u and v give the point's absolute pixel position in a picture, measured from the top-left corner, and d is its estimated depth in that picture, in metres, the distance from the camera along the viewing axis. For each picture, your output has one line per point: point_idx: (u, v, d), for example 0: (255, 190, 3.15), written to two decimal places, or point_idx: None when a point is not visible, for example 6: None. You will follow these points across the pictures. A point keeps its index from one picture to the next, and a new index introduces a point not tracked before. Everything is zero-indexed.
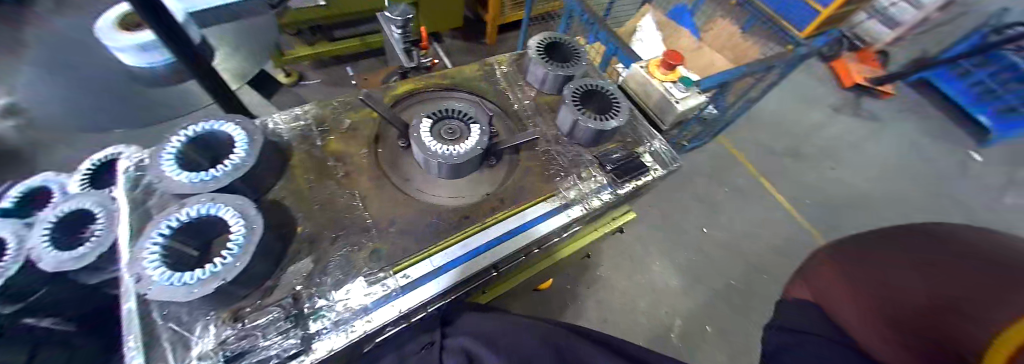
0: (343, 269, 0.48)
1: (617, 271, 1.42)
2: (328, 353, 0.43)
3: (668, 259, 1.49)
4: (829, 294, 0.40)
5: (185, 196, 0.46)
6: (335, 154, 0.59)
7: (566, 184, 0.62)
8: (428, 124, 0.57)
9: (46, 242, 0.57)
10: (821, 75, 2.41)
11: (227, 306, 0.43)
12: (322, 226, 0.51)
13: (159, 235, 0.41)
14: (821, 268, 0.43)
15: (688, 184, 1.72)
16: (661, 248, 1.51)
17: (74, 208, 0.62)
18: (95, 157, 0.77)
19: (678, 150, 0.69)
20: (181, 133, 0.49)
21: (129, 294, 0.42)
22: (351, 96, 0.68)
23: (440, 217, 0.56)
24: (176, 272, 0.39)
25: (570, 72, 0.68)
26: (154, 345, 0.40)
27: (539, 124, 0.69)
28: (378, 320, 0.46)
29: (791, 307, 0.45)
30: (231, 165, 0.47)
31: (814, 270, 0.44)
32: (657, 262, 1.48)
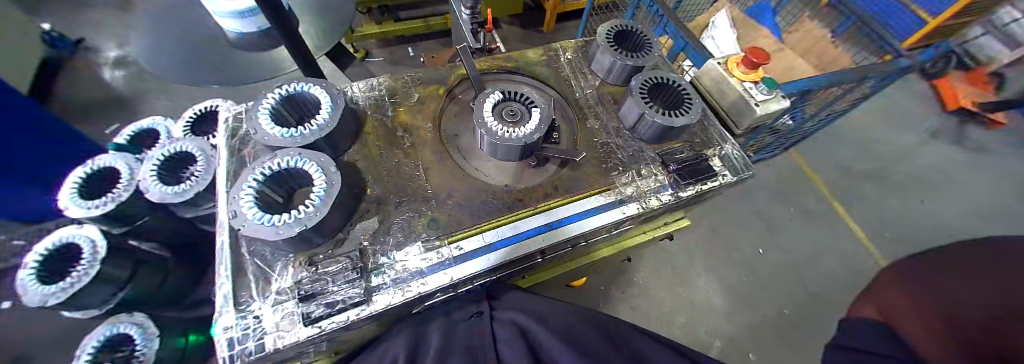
0: (404, 231, 0.51)
1: (653, 279, 1.37)
2: (386, 307, 0.45)
3: (710, 276, 1.40)
4: (898, 314, 0.36)
5: (277, 148, 0.50)
6: (403, 125, 0.61)
7: (623, 180, 0.60)
8: (493, 104, 0.57)
9: (155, 177, 0.65)
10: (920, 93, 2.10)
11: (304, 251, 0.47)
12: (389, 190, 0.55)
13: (255, 179, 0.46)
14: (887, 280, 0.40)
15: (743, 199, 1.59)
16: (703, 263, 1.42)
17: (178, 150, 0.70)
18: (195, 108, 0.85)
19: (752, 158, 0.64)
20: (274, 91, 0.53)
21: (224, 227, 0.47)
22: (419, 72, 0.70)
23: (494, 197, 0.57)
24: (267, 214, 0.43)
25: (640, 63, 0.65)
26: (241, 274, 0.44)
27: (600, 116, 0.67)
28: (431, 285, 0.47)
29: (855, 326, 0.41)
30: (317, 125, 0.50)
31: (878, 286, 0.41)
32: (699, 277, 1.39)
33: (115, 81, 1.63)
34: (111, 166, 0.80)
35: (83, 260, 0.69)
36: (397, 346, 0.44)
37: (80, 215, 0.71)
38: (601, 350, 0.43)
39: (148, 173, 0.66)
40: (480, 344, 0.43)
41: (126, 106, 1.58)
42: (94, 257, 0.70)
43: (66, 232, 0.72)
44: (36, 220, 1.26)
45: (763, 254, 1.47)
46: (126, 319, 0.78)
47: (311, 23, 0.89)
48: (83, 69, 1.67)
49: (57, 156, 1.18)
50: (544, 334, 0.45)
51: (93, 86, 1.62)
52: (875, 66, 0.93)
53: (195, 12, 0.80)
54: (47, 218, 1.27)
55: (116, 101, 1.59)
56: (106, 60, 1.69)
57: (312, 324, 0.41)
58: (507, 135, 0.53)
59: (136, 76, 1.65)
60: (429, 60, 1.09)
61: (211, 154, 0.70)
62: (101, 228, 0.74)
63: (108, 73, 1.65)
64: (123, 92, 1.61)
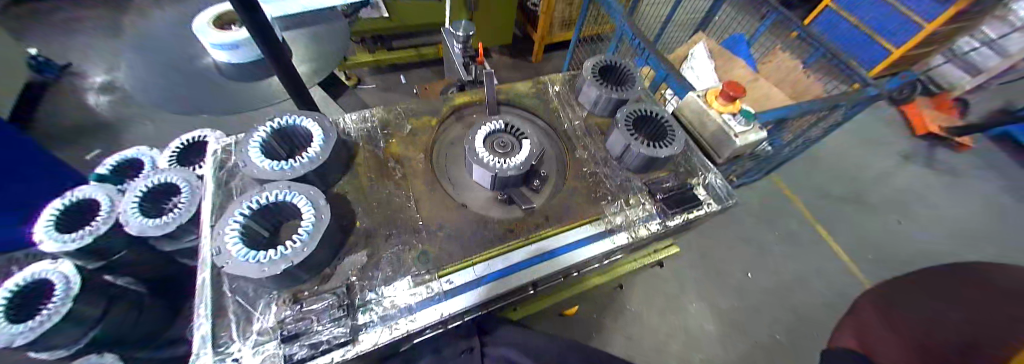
0: (393, 265, 0.51)
1: (646, 304, 1.36)
2: (373, 346, 0.44)
3: (703, 300, 1.40)
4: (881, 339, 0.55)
5: (265, 182, 0.50)
6: (394, 156, 0.62)
7: (612, 209, 0.61)
8: (483, 136, 0.59)
9: (135, 210, 0.63)
10: (889, 117, 2.23)
11: (289, 287, 0.46)
12: (378, 222, 0.54)
13: (241, 214, 0.45)
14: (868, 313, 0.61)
15: (729, 221, 1.63)
16: (695, 287, 1.42)
17: (160, 182, 0.68)
18: (183, 137, 0.85)
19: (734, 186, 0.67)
20: (266, 125, 0.54)
21: (206, 264, 0.46)
22: (411, 103, 0.71)
23: (485, 227, 0.57)
24: (252, 250, 0.42)
25: (624, 96, 0.68)
26: (221, 314, 0.43)
27: (588, 146, 0.69)
28: (421, 321, 0.46)
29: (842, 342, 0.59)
30: (308, 158, 0.51)
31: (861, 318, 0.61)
32: (693, 302, 1.39)
33: (100, 107, 1.62)
34: (90, 198, 0.77)
35: (54, 297, 0.65)
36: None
37: (53, 251, 0.68)
38: None
39: (129, 206, 0.63)
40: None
41: (110, 132, 1.56)
42: (68, 292, 0.67)
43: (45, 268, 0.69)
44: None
45: (753, 278, 1.48)
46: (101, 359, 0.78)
47: (303, 53, 0.91)
48: (68, 94, 1.65)
49: (29, 184, 1.13)
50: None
51: (76, 111, 1.61)
52: (841, 98, 1.00)
53: (188, 43, 0.81)
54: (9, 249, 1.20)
55: (99, 126, 1.56)
56: (93, 86, 1.68)
57: None
58: (499, 166, 0.54)
59: (122, 101, 1.64)
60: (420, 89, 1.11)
61: (196, 186, 0.68)
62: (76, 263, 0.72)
63: (93, 98, 1.64)
64: (108, 117, 1.59)
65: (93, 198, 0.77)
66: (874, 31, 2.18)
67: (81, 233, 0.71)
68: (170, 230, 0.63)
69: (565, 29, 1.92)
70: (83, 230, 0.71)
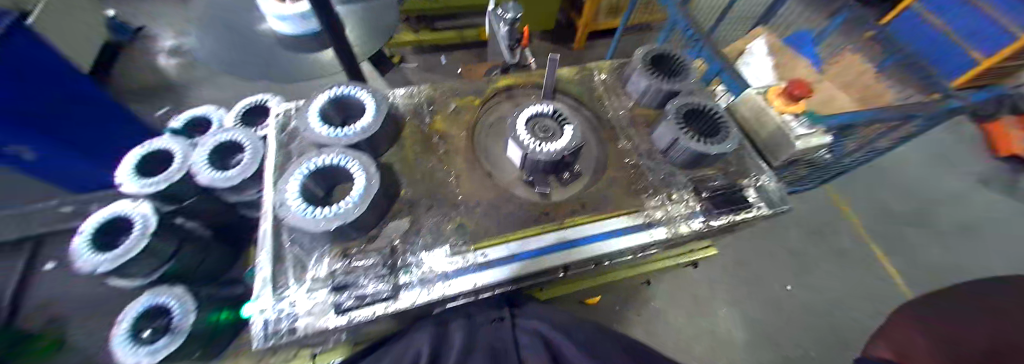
0: (433, 235, 0.53)
1: (673, 304, 1.32)
2: (410, 306, 0.46)
3: (734, 307, 1.34)
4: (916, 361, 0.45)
5: (322, 147, 0.53)
6: (439, 132, 0.63)
7: (653, 202, 0.59)
8: (526, 117, 0.58)
9: (206, 163, 0.69)
10: (971, 134, 1.97)
11: (339, 243, 0.49)
12: (420, 193, 0.57)
13: (301, 174, 0.48)
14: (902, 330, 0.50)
15: (770, 230, 1.53)
16: (727, 293, 1.36)
17: (227, 138, 0.73)
18: (245, 101, 0.90)
19: (787, 191, 0.64)
20: (324, 94, 0.57)
21: (269, 215, 0.50)
22: (456, 82, 0.71)
23: (521, 208, 0.58)
24: (310, 207, 0.46)
25: (676, 88, 0.65)
26: (280, 260, 0.47)
27: (632, 135, 0.67)
28: (455, 288, 0.48)
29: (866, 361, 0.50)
30: (360, 128, 0.53)
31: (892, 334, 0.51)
32: (723, 308, 1.33)
33: (170, 69, 1.78)
34: (165, 148, 0.85)
35: (133, 232, 0.72)
36: (417, 346, 0.44)
37: (135, 193, 0.77)
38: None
39: (200, 159, 0.69)
40: (503, 347, 0.44)
41: (178, 92, 1.71)
42: (145, 229, 0.73)
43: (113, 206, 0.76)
44: (81, 191, 1.35)
45: (791, 292, 1.39)
46: (165, 292, 0.75)
47: (356, 29, 0.94)
48: (145, 57, 1.82)
49: (106, 136, 1.26)
50: (569, 345, 0.44)
51: (150, 72, 1.77)
52: (922, 106, 0.90)
53: (250, 13, 0.86)
54: (91, 190, 1.36)
55: (170, 87, 1.72)
56: (163, 49, 1.83)
57: (343, 313, 0.43)
58: (541, 150, 0.53)
59: (188, 65, 1.79)
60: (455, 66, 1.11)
61: (258, 144, 0.73)
62: (153, 203, 0.78)
63: (164, 60, 1.80)
64: (176, 79, 1.75)
65: (167, 149, 0.84)
66: (964, 37, 1.93)
67: (158, 180, 0.78)
68: (233, 184, 0.68)
69: (610, 16, 1.84)
70: (159, 177, 0.78)
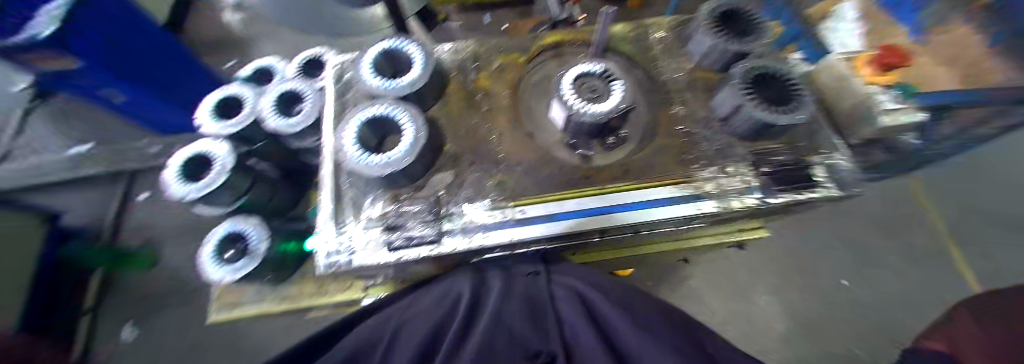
0: (474, 189, 0.55)
1: (710, 286, 1.28)
2: (452, 251, 0.50)
3: (776, 296, 1.27)
4: None
5: (375, 98, 0.55)
6: (483, 90, 0.63)
7: (704, 174, 0.56)
8: (575, 74, 0.54)
9: (274, 110, 0.74)
10: None
11: (389, 189, 0.53)
12: (464, 148, 0.58)
13: (357, 123, 0.51)
14: None
15: (834, 220, 1.37)
16: (771, 281, 1.29)
17: (290, 88, 0.76)
18: (301, 55, 0.95)
19: (860, 172, 0.57)
20: (377, 46, 0.58)
21: (329, 159, 0.55)
22: (503, 38, 0.69)
23: (562, 170, 0.57)
24: (364, 153, 0.48)
25: (748, 48, 0.57)
26: (340, 200, 0.52)
27: (688, 101, 0.62)
28: (494, 240, 0.50)
29: None
30: (410, 81, 0.54)
31: None
32: (763, 296, 1.27)
33: (234, 24, 1.89)
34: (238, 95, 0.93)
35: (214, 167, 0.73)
36: (458, 287, 0.48)
37: (215, 133, 0.85)
38: (663, 327, 0.41)
39: (269, 107, 0.74)
40: (538, 299, 0.46)
41: (242, 48, 1.84)
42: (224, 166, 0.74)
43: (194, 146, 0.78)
44: (171, 132, 1.50)
45: (846, 287, 1.27)
46: (248, 218, 0.66)
47: None
48: (212, 12, 1.95)
49: (176, 74, 1.35)
50: (603, 303, 0.45)
51: (217, 27, 1.90)
52: None
53: None
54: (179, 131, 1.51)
55: (235, 42, 1.85)
56: (227, 5, 1.95)
57: (393, 251, 0.49)
58: (580, 110, 0.49)
59: (249, 20, 1.89)
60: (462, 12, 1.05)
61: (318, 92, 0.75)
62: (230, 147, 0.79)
63: (229, 16, 1.91)
64: (239, 35, 1.87)
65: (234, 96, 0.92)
66: None
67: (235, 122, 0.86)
68: (296, 130, 0.69)
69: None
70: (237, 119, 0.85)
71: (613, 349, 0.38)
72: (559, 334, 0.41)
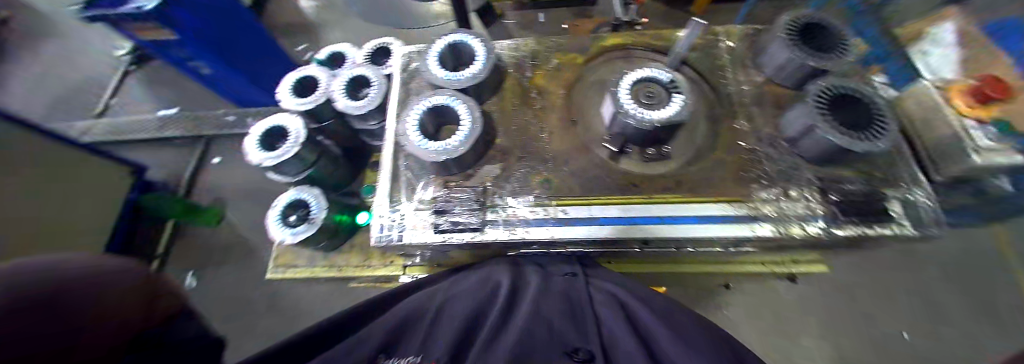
0: (520, 184, 0.56)
1: (750, 318, 1.15)
2: (493, 241, 0.52)
3: (827, 338, 1.12)
4: None
5: (437, 88, 0.58)
6: (538, 88, 0.63)
7: (763, 195, 0.53)
8: (635, 78, 0.52)
9: (343, 90, 0.72)
10: None
11: (440, 175, 0.56)
12: (514, 143, 0.59)
13: (419, 110, 0.54)
14: None
15: (910, 264, 1.18)
16: (823, 321, 1.14)
17: (359, 73, 0.73)
18: (374, 41, 0.86)
19: (944, 213, 0.51)
20: (445, 39, 0.60)
21: (390, 141, 0.59)
22: (563, 38, 0.69)
23: (610, 174, 0.56)
24: (423, 139, 0.52)
25: (827, 65, 0.53)
26: (397, 181, 0.56)
27: (753, 117, 0.58)
28: (534, 235, 0.52)
29: None
30: (471, 74, 0.57)
31: None
32: (811, 337, 1.13)
33: None
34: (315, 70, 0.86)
35: (289, 139, 0.68)
36: (497, 277, 0.50)
37: (290, 107, 0.75)
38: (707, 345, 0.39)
39: (339, 88, 0.72)
40: (578, 299, 0.46)
41: None
42: (298, 137, 0.68)
43: (268, 117, 0.72)
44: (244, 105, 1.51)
45: (907, 341, 1.10)
46: (312, 187, 0.70)
47: None
48: None
49: (267, 58, 1.32)
50: (645, 314, 0.44)
51: None
52: None
53: None
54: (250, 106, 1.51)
55: None
56: None
57: (440, 233, 0.52)
58: (631, 111, 0.49)
59: None
60: (516, 6, 1.28)
61: (383, 78, 0.72)
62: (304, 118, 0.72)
63: None
64: None
65: (313, 76, 0.79)
66: None
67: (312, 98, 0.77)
68: (363, 113, 0.69)
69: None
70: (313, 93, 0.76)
71: (654, 359, 0.36)
72: (598, 333, 0.40)
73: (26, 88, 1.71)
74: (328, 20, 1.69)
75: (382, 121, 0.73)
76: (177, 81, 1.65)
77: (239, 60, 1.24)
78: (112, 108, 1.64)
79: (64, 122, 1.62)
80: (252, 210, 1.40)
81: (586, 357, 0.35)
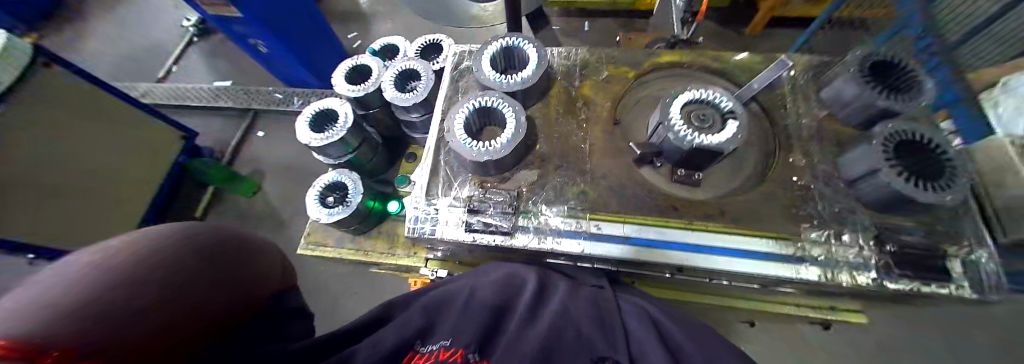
0: (556, 193, 0.55)
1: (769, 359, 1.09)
2: (523, 246, 0.52)
3: None
4: None
5: (486, 89, 0.59)
6: (585, 98, 0.63)
7: (810, 235, 0.50)
8: (688, 100, 0.51)
9: (392, 81, 0.74)
10: None
11: (478, 175, 0.56)
12: (553, 151, 0.59)
13: (467, 108, 0.55)
14: None
15: (958, 330, 1.08)
16: None
17: (410, 66, 0.75)
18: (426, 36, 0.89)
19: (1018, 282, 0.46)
20: (499, 41, 0.61)
21: (433, 135, 0.60)
22: (616, 50, 0.68)
23: (649, 194, 0.55)
24: (468, 138, 0.53)
25: (902, 107, 0.49)
26: (435, 175, 0.57)
27: (811, 152, 0.56)
28: (564, 246, 0.52)
29: None
30: (522, 78, 0.57)
31: None
32: None
33: None
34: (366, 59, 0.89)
35: (337, 123, 0.71)
36: (525, 275, 0.49)
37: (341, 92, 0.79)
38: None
39: (389, 78, 0.74)
40: (607, 309, 0.45)
41: None
42: (346, 122, 0.71)
43: (322, 100, 0.76)
44: (292, 84, 1.59)
45: None
46: (352, 172, 0.74)
47: None
48: None
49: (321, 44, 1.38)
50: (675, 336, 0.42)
51: None
52: None
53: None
54: (298, 86, 1.58)
55: None
56: None
57: (471, 232, 0.53)
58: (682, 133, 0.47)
59: None
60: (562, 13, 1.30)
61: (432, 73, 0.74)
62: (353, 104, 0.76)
63: None
64: None
65: (367, 65, 0.82)
66: None
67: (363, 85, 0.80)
68: (408, 106, 0.71)
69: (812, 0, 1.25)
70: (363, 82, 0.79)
71: None
72: (626, 346, 0.40)
73: (102, 48, 1.87)
74: (378, 11, 1.75)
75: (425, 114, 0.74)
76: (232, 55, 1.75)
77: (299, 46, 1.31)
78: (173, 74, 1.76)
79: (130, 82, 1.76)
80: (285, 183, 1.47)
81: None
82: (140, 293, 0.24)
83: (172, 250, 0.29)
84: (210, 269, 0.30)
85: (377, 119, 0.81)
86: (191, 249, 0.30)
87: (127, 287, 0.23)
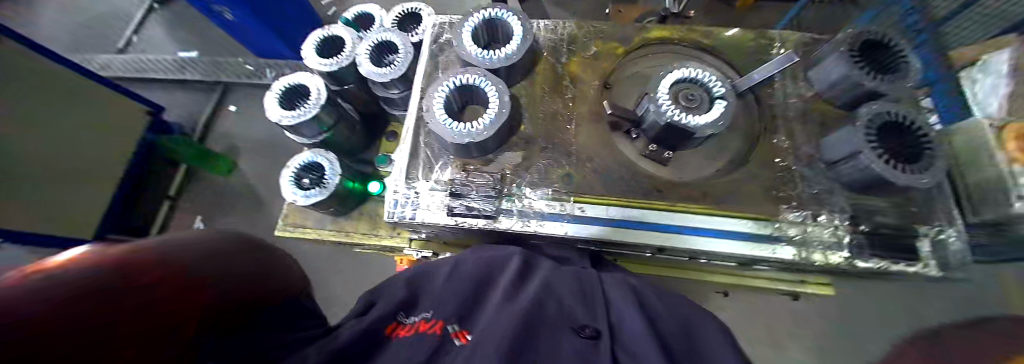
0: (540, 176, 0.54)
1: (741, 328, 1.16)
2: (507, 230, 0.52)
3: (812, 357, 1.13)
4: None
5: (468, 65, 0.56)
6: (571, 76, 0.60)
7: (788, 216, 0.51)
8: (675, 79, 0.49)
9: (368, 55, 0.69)
10: None
11: (461, 158, 0.55)
12: (539, 131, 0.57)
13: (446, 87, 0.52)
14: None
15: None
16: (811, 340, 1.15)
17: (387, 38, 0.70)
18: (404, 4, 0.82)
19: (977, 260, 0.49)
20: (481, 12, 0.57)
21: (413, 115, 0.58)
22: (605, 24, 0.65)
23: (634, 176, 0.54)
24: (448, 119, 0.50)
25: (888, 88, 0.49)
26: (416, 158, 0.56)
27: (795, 133, 0.56)
28: (548, 229, 0.52)
29: None
30: (505, 54, 0.54)
31: None
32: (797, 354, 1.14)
33: None
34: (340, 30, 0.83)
35: (310, 99, 0.67)
36: (508, 254, 0.48)
37: (314, 67, 0.74)
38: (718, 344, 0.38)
39: (365, 51, 0.69)
40: (589, 282, 0.45)
41: None
42: (320, 100, 0.67)
43: (293, 75, 0.71)
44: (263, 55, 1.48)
45: None
46: (327, 151, 0.70)
47: None
48: None
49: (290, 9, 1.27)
50: (658, 305, 0.43)
51: None
52: None
53: None
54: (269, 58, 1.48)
55: None
56: None
57: (453, 216, 0.52)
58: (668, 113, 0.46)
59: None
60: None
61: (410, 45, 0.69)
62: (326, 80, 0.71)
63: None
64: None
65: (340, 37, 0.76)
66: None
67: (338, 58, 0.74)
68: (386, 81, 0.67)
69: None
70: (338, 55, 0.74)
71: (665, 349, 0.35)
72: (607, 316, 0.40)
73: (47, 14, 1.69)
74: None
75: (405, 91, 0.70)
76: (197, 23, 1.61)
77: (266, 12, 1.21)
78: (133, 43, 1.62)
79: (85, 52, 1.61)
80: (264, 164, 1.42)
81: (594, 335, 0.37)
82: (179, 260, 0.28)
83: (212, 236, 0.34)
84: (236, 256, 0.35)
85: (354, 97, 0.77)
86: (228, 238, 0.36)
87: (171, 250, 0.28)
